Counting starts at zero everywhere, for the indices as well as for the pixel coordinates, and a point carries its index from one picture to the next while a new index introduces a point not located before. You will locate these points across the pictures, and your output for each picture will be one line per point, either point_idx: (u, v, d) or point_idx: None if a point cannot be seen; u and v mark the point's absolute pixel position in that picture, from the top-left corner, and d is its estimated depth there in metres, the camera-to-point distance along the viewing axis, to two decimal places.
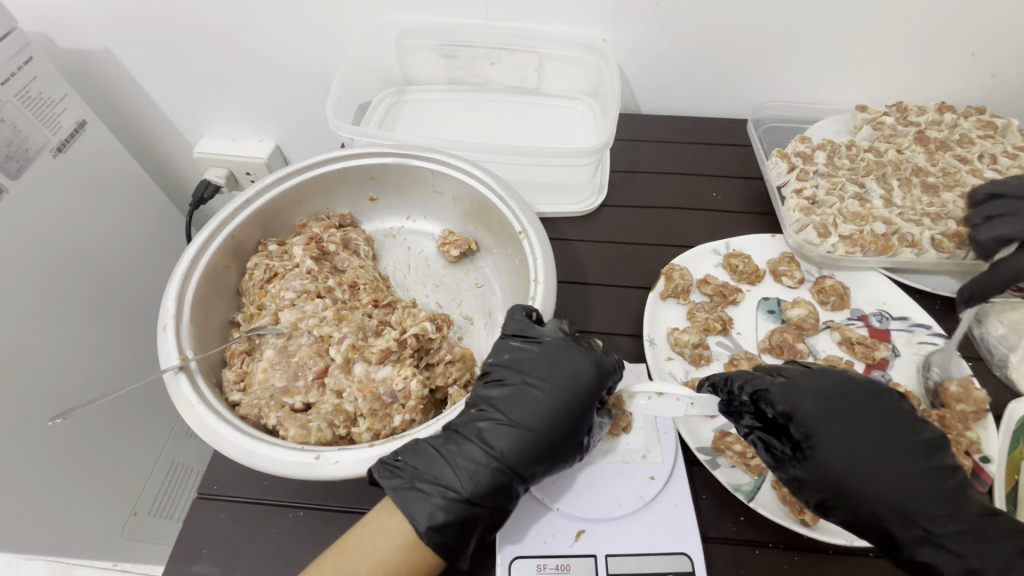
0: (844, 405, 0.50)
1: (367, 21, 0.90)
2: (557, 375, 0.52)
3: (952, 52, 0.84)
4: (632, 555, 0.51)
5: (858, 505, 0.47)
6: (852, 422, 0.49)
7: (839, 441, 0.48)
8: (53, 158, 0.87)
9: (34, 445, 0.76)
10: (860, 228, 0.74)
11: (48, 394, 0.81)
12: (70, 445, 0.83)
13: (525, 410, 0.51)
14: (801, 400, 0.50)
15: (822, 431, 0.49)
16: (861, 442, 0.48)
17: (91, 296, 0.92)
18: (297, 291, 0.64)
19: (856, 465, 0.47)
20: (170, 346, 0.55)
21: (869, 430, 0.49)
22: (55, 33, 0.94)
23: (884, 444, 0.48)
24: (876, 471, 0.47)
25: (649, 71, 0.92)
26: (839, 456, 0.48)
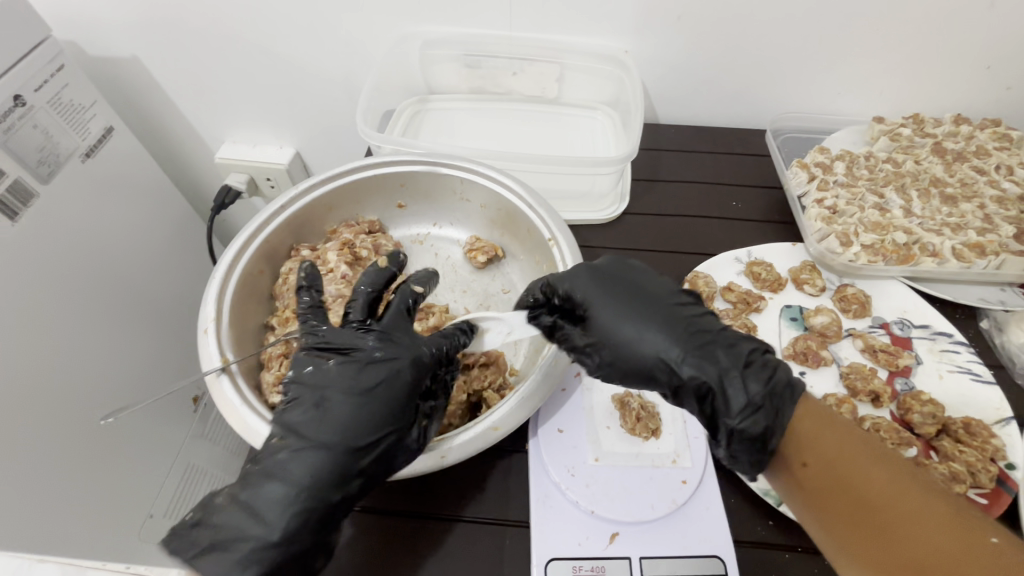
0: (613, 284, 0.55)
1: (392, 33, 0.92)
2: (379, 349, 0.53)
3: (969, 66, 0.86)
4: (666, 557, 0.52)
5: (632, 362, 0.52)
6: (615, 294, 0.54)
7: (606, 309, 0.54)
8: (82, 163, 0.88)
9: (77, 441, 0.81)
10: (882, 237, 0.75)
11: (94, 396, 0.86)
12: (113, 445, 0.89)
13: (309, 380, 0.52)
14: (575, 276, 0.56)
15: (591, 303, 0.54)
16: (639, 309, 0.53)
17: (118, 297, 0.94)
18: (334, 295, 0.67)
19: (646, 324, 0.52)
20: (212, 348, 0.56)
21: (621, 305, 0.53)
22: (85, 40, 0.96)
23: (653, 309, 0.53)
24: (657, 334, 0.51)
25: (669, 82, 0.94)
26: (606, 318, 0.53)
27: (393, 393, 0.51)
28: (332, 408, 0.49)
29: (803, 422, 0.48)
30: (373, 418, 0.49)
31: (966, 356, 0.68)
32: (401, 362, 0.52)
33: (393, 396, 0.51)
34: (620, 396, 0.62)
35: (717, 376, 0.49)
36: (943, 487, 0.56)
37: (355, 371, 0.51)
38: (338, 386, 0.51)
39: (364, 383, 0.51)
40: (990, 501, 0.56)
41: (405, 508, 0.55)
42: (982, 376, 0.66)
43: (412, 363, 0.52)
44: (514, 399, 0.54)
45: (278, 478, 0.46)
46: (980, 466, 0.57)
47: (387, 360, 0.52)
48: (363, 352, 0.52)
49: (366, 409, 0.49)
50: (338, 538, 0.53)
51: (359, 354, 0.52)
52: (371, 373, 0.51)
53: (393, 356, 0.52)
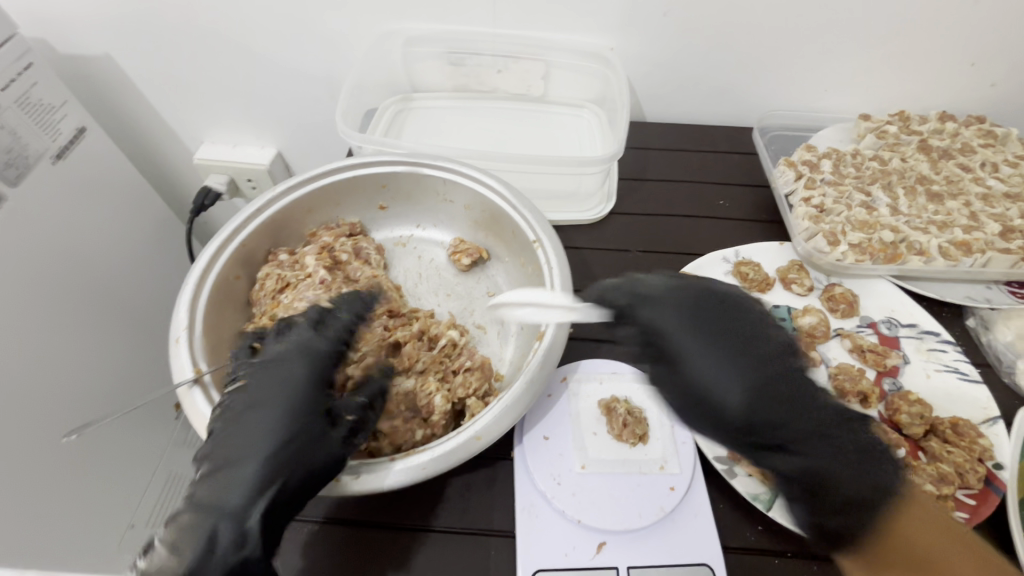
0: (710, 325, 0.49)
1: (372, 30, 0.90)
2: (276, 359, 0.50)
3: (953, 63, 0.86)
4: (653, 566, 0.51)
5: (711, 423, 0.47)
6: (706, 342, 0.48)
7: (693, 357, 0.48)
8: (53, 165, 0.85)
9: (43, 462, 0.75)
10: (869, 236, 0.74)
11: (56, 411, 0.80)
12: (84, 460, 0.83)
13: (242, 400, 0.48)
14: (670, 316, 0.50)
15: (683, 348, 0.49)
16: (773, 371, 0.47)
17: (85, 299, 0.89)
18: (310, 301, 0.63)
19: (775, 394, 0.46)
20: (183, 359, 0.54)
21: (757, 365, 0.47)
22: (55, 38, 0.92)
23: (782, 373, 0.47)
24: (775, 408, 0.45)
25: (655, 79, 0.93)
26: (750, 380, 0.46)
27: (295, 404, 0.47)
28: (245, 428, 0.46)
29: (909, 523, 0.41)
30: (278, 436, 0.46)
31: (953, 355, 0.67)
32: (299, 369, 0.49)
33: (299, 404, 0.48)
34: (604, 404, 0.61)
35: (828, 461, 0.44)
36: (932, 488, 0.55)
37: (261, 385, 0.48)
38: (250, 408, 0.47)
39: (265, 398, 0.47)
40: (979, 502, 0.56)
41: (387, 520, 0.53)
42: (969, 375, 0.65)
43: (311, 367, 0.50)
44: (498, 406, 0.53)
45: (212, 495, 0.44)
46: (969, 466, 0.56)
47: (284, 367, 0.49)
48: (267, 365, 0.50)
49: (273, 424, 0.46)
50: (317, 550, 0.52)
51: (264, 367, 0.50)
52: (269, 387, 0.48)
53: (286, 363, 0.49)
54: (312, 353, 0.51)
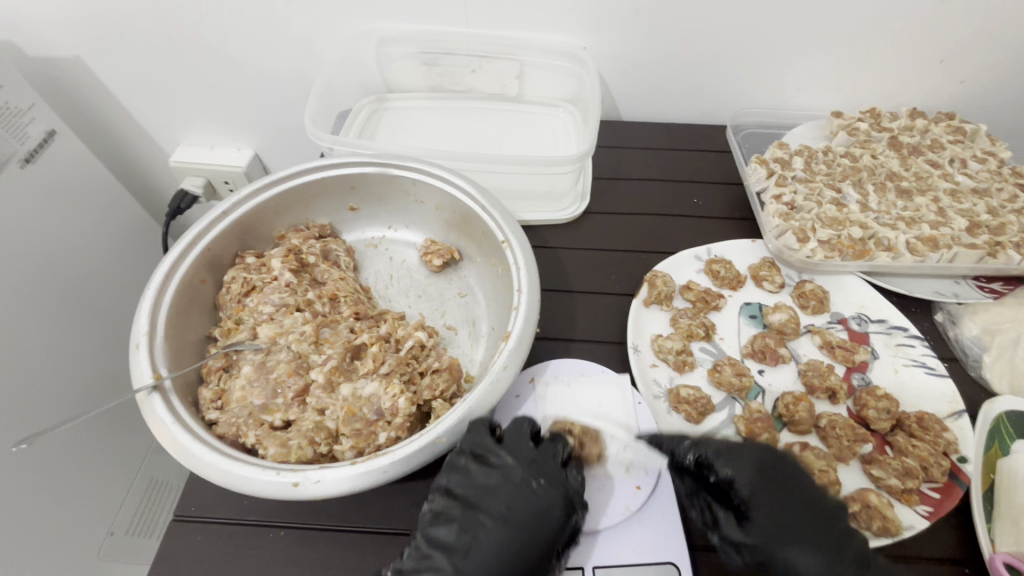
0: (783, 482, 0.51)
1: (345, 30, 0.89)
2: (530, 480, 0.51)
3: (922, 61, 0.87)
4: (618, 566, 0.51)
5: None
6: (792, 497, 0.51)
7: (779, 512, 0.50)
8: (21, 169, 0.83)
9: (1, 474, 0.71)
10: (838, 233, 0.75)
11: (6, 418, 0.74)
12: (44, 470, 0.78)
13: (499, 502, 0.50)
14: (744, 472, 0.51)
15: (756, 505, 0.51)
16: (795, 510, 0.50)
17: (52, 300, 0.87)
18: (276, 305, 0.63)
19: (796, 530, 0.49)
20: (143, 364, 0.53)
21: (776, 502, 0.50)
22: (23, 41, 0.90)
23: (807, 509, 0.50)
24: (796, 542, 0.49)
25: (631, 78, 0.93)
26: (774, 511, 0.50)
27: (542, 531, 0.49)
28: (475, 551, 0.48)
29: None
30: (528, 554, 0.48)
31: (921, 350, 0.68)
32: (554, 497, 0.50)
33: (550, 528, 0.49)
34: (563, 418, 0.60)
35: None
36: (896, 483, 0.56)
37: (512, 500, 0.50)
38: (473, 530, 0.49)
39: (511, 520, 0.49)
40: (943, 495, 0.56)
41: (355, 522, 0.53)
42: (935, 369, 0.66)
43: (562, 499, 0.51)
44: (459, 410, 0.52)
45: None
46: (933, 460, 0.57)
47: (534, 497, 0.50)
48: (503, 487, 0.51)
49: (511, 545, 0.48)
50: (288, 556, 0.52)
51: (501, 485, 0.51)
52: (523, 509, 0.50)
53: (541, 482, 0.51)
54: (550, 477, 0.52)
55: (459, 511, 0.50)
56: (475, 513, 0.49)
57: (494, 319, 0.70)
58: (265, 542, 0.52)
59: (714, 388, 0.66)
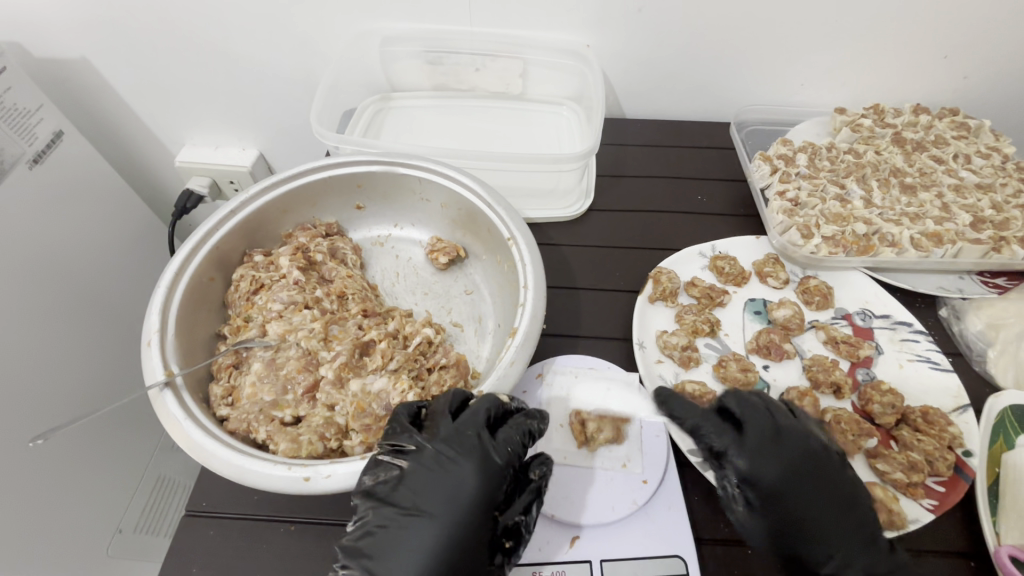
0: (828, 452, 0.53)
1: (350, 29, 0.89)
2: (445, 461, 0.48)
3: (926, 56, 0.87)
4: (625, 559, 0.51)
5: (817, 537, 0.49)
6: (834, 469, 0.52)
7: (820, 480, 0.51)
8: (29, 169, 0.84)
9: (13, 470, 0.72)
10: (842, 229, 0.75)
11: (19, 414, 0.75)
12: (51, 465, 0.78)
13: (417, 492, 0.47)
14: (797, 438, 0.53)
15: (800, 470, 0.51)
16: (841, 492, 0.51)
17: (60, 300, 0.87)
18: (285, 302, 0.64)
19: (801, 518, 0.50)
20: (155, 361, 0.54)
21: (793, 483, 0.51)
22: (30, 42, 0.91)
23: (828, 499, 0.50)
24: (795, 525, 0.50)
25: (634, 76, 0.93)
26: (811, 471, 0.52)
27: (462, 513, 0.46)
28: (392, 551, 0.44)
29: None
30: (454, 540, 0.45)
31: (925, 345, 0.68)
32: (468, 473, 0.48)
33: (475, 503, 0.47)
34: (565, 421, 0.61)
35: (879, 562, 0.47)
36: (901, 477, 0.56)
37: (427, 487, 0.47)
38: (387, 529, 0.45)
39: (428, 510, 0.46)
40: (948, 489, 0.56)
41: None
42: (940, 364, 0.66)
43: (478, 473, 0.48)
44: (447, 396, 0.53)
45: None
46: (937, 454, 0.57)
47: (449, 480, 0.47)
48: (414, 474, 0.48)
49: (432, 536, 0.45)
50: (299, 549, 0.52)
51: (413, 473, 0.48)
52: (437, 494, 0.47)
53: (459, 461, 0.48)
54: (468, 452, 0.49)
55: (375, 511, 0.47)
56: (389, 510, 0.46)
57: (500, 316, 0.71)
58: (275, 537, 0.53)
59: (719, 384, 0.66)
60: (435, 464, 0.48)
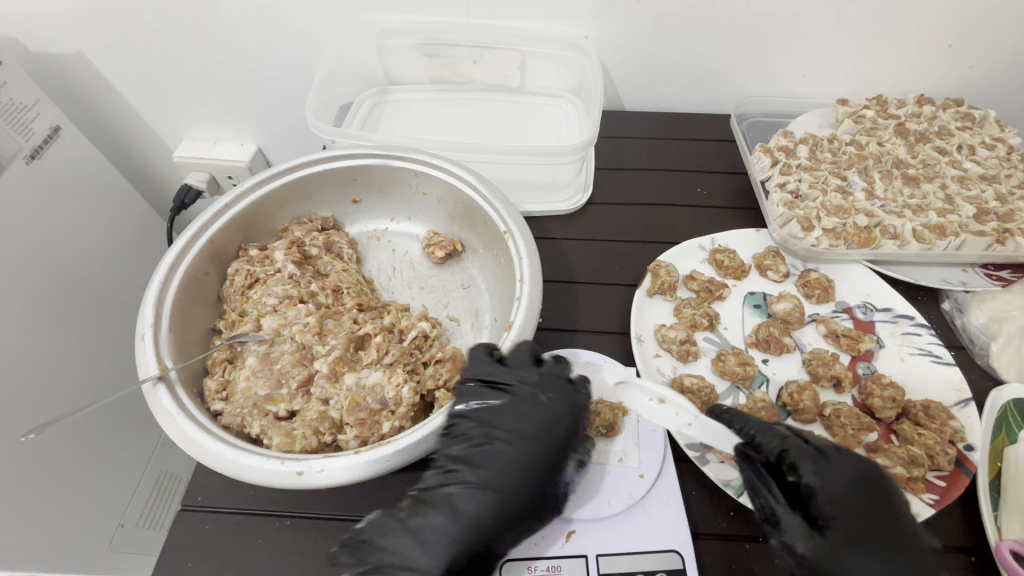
0: (871, 490, 0.49)
1: (346, 22, 0.88)
2: (542, 393, 0.53)
3: (930, 46, 0.85)
4: (621, 554, 0.51)
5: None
6: (875, 507, 0.48)
7: (855, 522, 0.47)
8: (27, 165, 0.84)
9: (14, 465, 0.72)
10: (843, 221, 0.75)
11: (18, 408, 0.75)
12: (49, 457, 0.78)
13: (516, 421, 0.52)
14: (834, 476, 0.49)
15: (838, 509, 0.48)
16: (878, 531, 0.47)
17: (60, 294, 0.88)
18: (280, 297, 0.64)
19: (866, 544, 0.46)
20: (149, 356, 0.54)
21: (853, 504, 0.48)
22: (27, 38, 0.91)
23: (883, 516, 0.48)
24: (860, 551, 0.46)
25: (633, 68, 0.92)
26: (849, 506, 0.48)
27: (555, 443, 0.51)
28: (494, 463, 0.49)
29: None
30: (545, 465, 0.50)
31: (927, 339, 0.67)
32: (562, 411, 0.52)
33: (563, 437, 0.52)
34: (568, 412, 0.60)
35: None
36: (902, 471, 0.55)
37: (524, 418, 0.52)
38: (491, 445, 0.50)
39: (527, 435, 0.51)
40: (949, 483, 0.56)
41: (361, 512, 0.54)
42: (942, 358, 0.66)
43: (570, 411, 0.53)
44: (523, 308, 0.59)
45: (487, 481, 0.48)
46: (938, 448, 0.56)
47: (547, 411, 0.52)
48: (514, 404, 0.52)
49: (526, 458, 0.50)
50: (294, 543, 0.52)
51: (513, 403, 0.52)
52: (535, 422, 0.52)
53: (553, 398, 0.53)
54: (559, 392, 0.54)
55: (479, 430, 0.51)
56: (494, 431, 0.51)
57: (496, 309, 0.70)
58: (270, 531, 0.53)
59: (717, 378, 0.65)
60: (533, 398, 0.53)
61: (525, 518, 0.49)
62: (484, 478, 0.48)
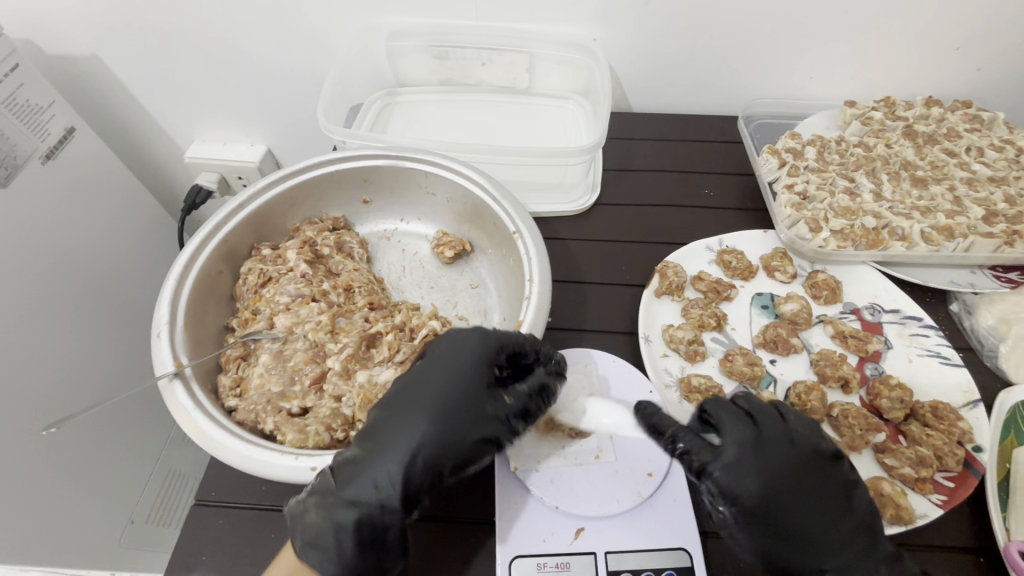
0: (800, 477, 0.51)
1: (356, 23, 0.89)
2: (460, 331, 0.58)
3: (938, 49, 0.85)
4: (630, 552, 0.51)
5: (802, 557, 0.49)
6: (809, 493, 0.50)
7: (791, 510, 0.50)
8: (42, 165, 0.85)
9: (29, 460, 0.73)
10: (851, 223, 0.75)
11: (32, 404, 0.76)
12: (64, 453, 0.80)
13: (430, 361, 0.56)
14: (755, 477, 0.51)
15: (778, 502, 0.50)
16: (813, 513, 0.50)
17: (72, 293, 0.89)
18: (293, 295, 0.65)
19: (808, 531, 0.49)
20: (165, 353, 0.55)
21: (783, 492, 0.50)
22: (43, 39, 0.92)
23: (808, 497, 0.50)
24: (804, 540, 0.49)
25: (641, 70, 0.92)
26: (783, 496, 0.50)
27: (459, 378, 0.54)
28: (399, 402, 0.53)
29: None
30: (448, 400, 0.53)
31: (935, 340, 0.67)
32: (472, 348, 0.56)
33: (469, 372, 0.54)
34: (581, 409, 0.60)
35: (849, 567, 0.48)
36: (910, 472, 0.56)
37: (436, 357, 0.55)
38: (401, 390, 0.54)
39: (436, 370, 0.54)
40: (958, 484, 0.56)
41: None
42: (950, 359, 0.66)
43: (483, 341, 0.56)
44: (532, 306, 0.59)
45: (387, 420, 0.51)
46: (947, 449, 0.56)
47: (461, 349, 0.56)
48: (433, 348, 0.57)
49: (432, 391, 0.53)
50: None
51: (433, 347, 0.57)
52: (445, 358, 0.55)
53: (468, 340, 0.56)
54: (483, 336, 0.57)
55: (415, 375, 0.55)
56: (408, 374, 0.55)
57: (506, 309, 0.71)
58: (283, 526, 0.54)
59: (725, 378, 0.66)
60: (447, 342, 0.57)
61: (422, 452, 0.50)
62: (382, 420, 0.52)
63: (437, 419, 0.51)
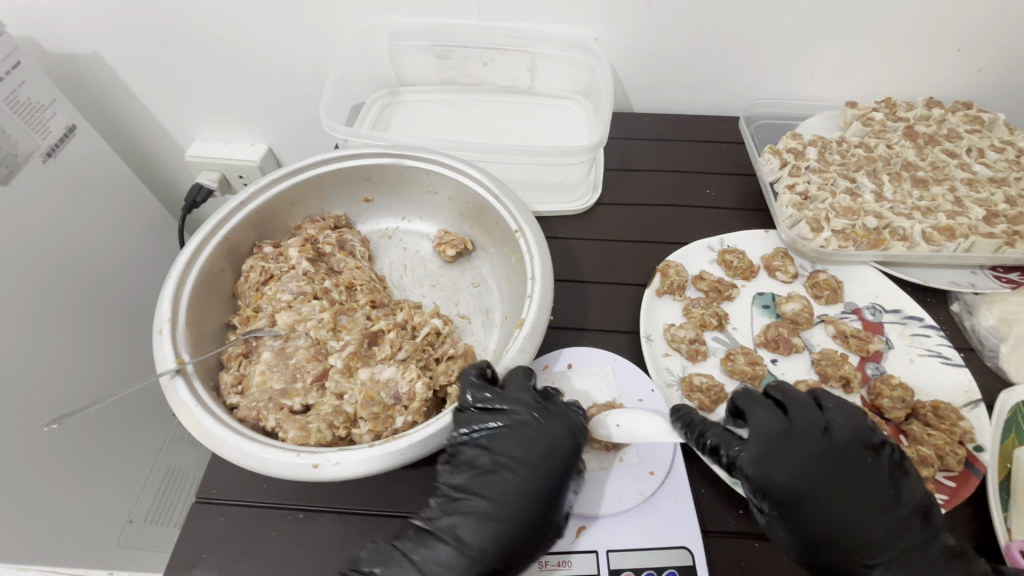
0: (830, 466, 0.50)
1: (358, 22, 0.89)
2: (543, 415, 0.53)
3: (939, 50, 0.86)
4: (631, 550, 0.51)
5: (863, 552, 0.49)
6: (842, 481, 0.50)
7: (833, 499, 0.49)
8: (42, 163, 0.85)
9: (30, 458, 0.73)
10: (852, 223, 0.75)
11: (33, 401, 0.76)
12: (64, 450, 0.80)
13: (514, 447, 0.52)
14: (785, 467, 0.50)
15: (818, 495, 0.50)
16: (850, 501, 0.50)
17: (72, 291, 0.88)
18: (294, 293, 0.64)
19: (850, 521, 0.49)
20: (166, 349, 0.55)
21: (835, 494, 0.50)
22: (45, 37, 0.92)
23: (862, 498, 0.50)
24: (852, 533, 0.49)
25: (642, 70, 0.93)
26: (821, 489, 0.50)
27: (552, 469, 0.51)
28: (495, 490, 0.50)
29: None
30: (544, 493, 0.50)
31: (936, 340, 0.68)
32: (560, 437, 0.52)
33: (559, 462, 0.51)
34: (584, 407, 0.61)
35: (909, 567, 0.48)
36: None
37: (523, 443, 0.52)
38: (491, 475, 0.51)
39: (526, 461, 0.51)
40: (959, 484, 0.56)
41: (373, 505, 0.55)
42: (951, 359, 0.66)
43: (571, 430, 0.53)
44: (534, 304, 0.59)
45: (487, 506, 0.50)
46: (948, 448, 0.56)
47: (550, 435, 0.52)
48: (517, 430, 0.52)
49: (526, 483, 0.50)
50: (307, 537, 0.53)
51: (514, 429, 0.53)
52: (535, 446, 0.52)
53: (556, 427, 0.53)
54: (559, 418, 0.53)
55: (482, 456, 0.52)
56: (494, 456, 0.52)
57: (507, 308, 0.71)
58: (284, 524, 0.54)
59: (726, 377, 0.66)
60: (534, 426, 0.52)
61: (526, 547, 0.49)
62: (477, 500, 0.50)
63: (539, 517, 0.49)
